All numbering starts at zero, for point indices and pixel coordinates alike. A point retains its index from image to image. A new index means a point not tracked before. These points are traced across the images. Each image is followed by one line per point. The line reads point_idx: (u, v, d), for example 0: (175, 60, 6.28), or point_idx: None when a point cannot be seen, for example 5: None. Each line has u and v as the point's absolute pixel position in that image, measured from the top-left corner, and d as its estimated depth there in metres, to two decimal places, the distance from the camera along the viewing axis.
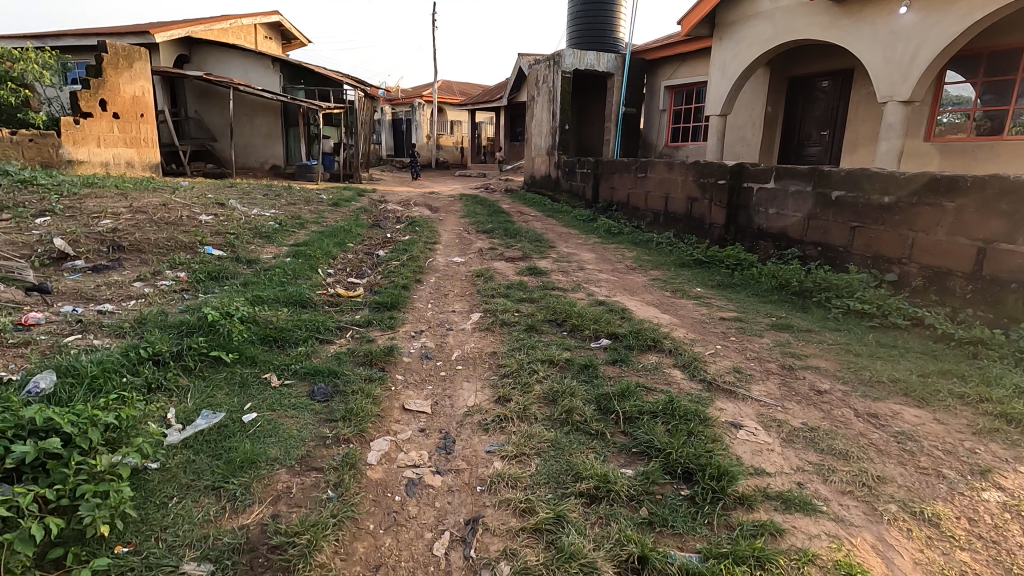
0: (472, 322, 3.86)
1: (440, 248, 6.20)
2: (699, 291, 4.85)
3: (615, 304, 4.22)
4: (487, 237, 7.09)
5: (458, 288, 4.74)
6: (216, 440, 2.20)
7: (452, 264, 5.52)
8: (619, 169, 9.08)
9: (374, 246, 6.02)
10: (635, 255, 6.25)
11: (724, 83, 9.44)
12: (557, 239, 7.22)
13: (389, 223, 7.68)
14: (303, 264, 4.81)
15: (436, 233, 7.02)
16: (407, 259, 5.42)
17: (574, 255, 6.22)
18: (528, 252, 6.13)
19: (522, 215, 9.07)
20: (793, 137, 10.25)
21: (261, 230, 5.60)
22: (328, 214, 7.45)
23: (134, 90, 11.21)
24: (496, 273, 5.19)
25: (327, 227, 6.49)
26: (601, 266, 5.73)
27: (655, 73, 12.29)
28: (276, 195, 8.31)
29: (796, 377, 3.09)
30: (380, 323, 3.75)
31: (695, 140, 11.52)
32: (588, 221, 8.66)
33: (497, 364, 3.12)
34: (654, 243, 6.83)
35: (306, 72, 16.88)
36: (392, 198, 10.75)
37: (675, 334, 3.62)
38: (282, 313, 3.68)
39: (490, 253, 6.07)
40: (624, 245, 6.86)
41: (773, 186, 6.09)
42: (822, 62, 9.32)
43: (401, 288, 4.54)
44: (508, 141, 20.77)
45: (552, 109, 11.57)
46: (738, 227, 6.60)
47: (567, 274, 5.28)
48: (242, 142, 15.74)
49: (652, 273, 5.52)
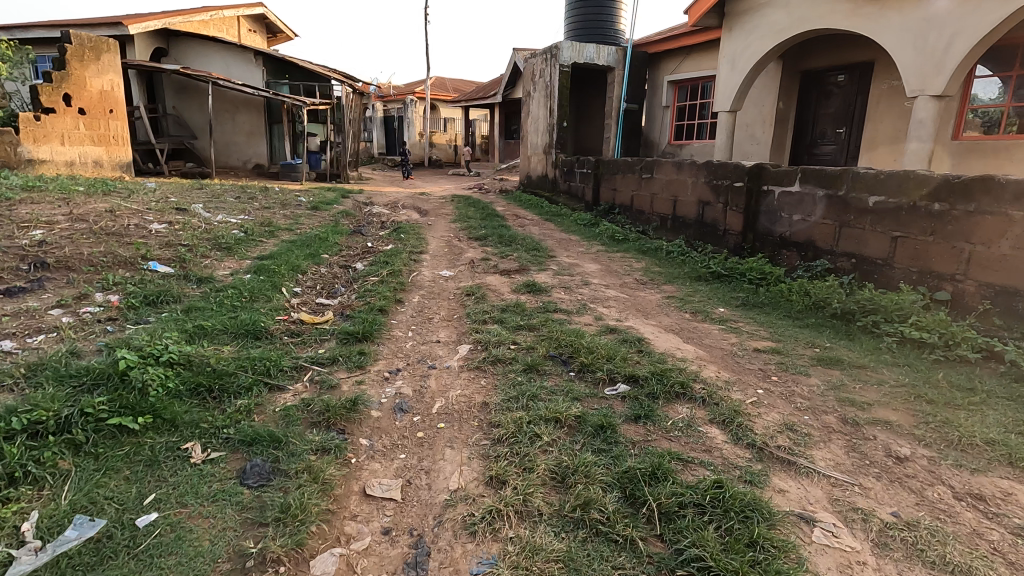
0: (459, 358, 3.21)
1: (427, 259, 5.55)
2: (722, 312, 4.22)
3: (629, 332, 3.58)
4: (480, 245, 6.44)
5: (446, 310, 4.09)
6: (86, 568, 1.55)
7: (440, 279, 4.87)
8: (622, 170, 8.43)
9: (352, 257, 5.37)
10: (643, 266, 5.62)
11: (735, 77, 8.80)
12: (557, 247, 6.58)
13: (372, 229, 7.01)
14: (265, 282, 4.15)
15: (423, 241, 6.36)
16: (388, 273, 4.77)
17: (576, 266, 5.58)
18: (525, 264, 5.48)
19: (518, 220, 8.42)
20: (804, 135, 9.66)
21: (222, 240, 4.93)
22: (303, 219, 6.77)
23: (102, 84, 10.47)
24: (489, 290, 4.53)
25: (301, 235, 5.83)
26: (608, 280, 5.10)
27: (657, 68, 11.65)
28: (250, 198, 7.63)
29: (866, 438, 2.46)
30: (347, 361, 3.08)
31: (700, 137, 10.90)
32: (589, 225, 8.01)
33: (489, 421, 2.48)
34: (664, 251, 6.20)
35: (291, 67, 16.11)
36: (378, 200, 10.07)
37: (705, 375, 2.99)
38: (226, 351, 3.01)
39: (482, 265, 5.42)
40: (630, 254, 6.22)
41: (798, 190, 5.47)
42: (838, 55, 8.73)
43: (378, 312, 3.89)
44: (504, 139, 20.08)
45: (549, 105, 10.90)
46: (758, 234, 5.98)
47: (570, 291, 4.63)
48: (223, 140, 14.98)
49: (666, 288, 4.89)
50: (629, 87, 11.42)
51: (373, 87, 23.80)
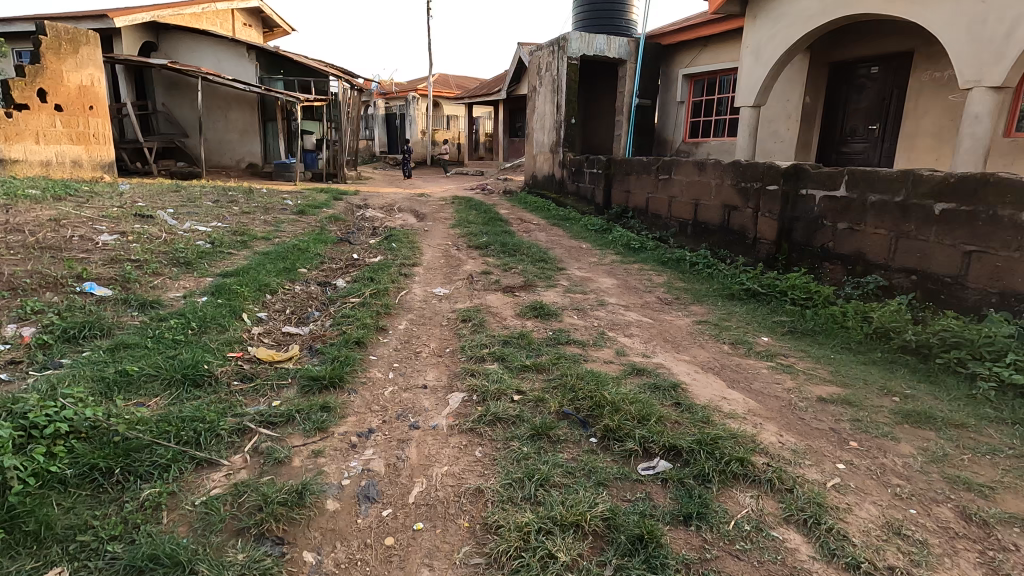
0: (449, 414, 2.53)
1: (420, 273, 4.89)
2: (767, 343, 3.53)
3: (662, 376, 2.90)
4: (480, 255, 5.77)
5: (437, 340, 3.41)
6: None
7: (433, 299, 4.19)
8: (637, 170, 7.73)
9: (334, 272, 4.70)
10: (665, 282, 4.95)
11: (760, 68, 8.08)
12: (567, 257, 5.91)
13: (362, 236, 6.34)
14: (221, 307, 3.48)
15: (418, 251, 5.69)
16: (373, 292, 4.10)
17: (589, 281, 4.91)
18: (531, 280, 4.80)
19: (522, 225, 7.74)
20: (834, 132, 8.93)
21: (181, 253, 4.28)
22: (285, 226, 6.12)
23: (80, 78, 9.83)
24: (490, 314, 3.86)
25: (278, 245, 5.17)
26: (627, 299, 4.42)
27: (671, 61, 10.93)
28: (230, 201, 6.98)
29: (1007, 551, 1.77)
30: (305, 421, 2.41)
31: (718, 135, 10.21)
32: (601, 231, 7.32)
33: (485, 524, 1.81)
34: (687, 262, 5.51)
35: (286, 62, 15.45)
36: (374, 202, 9.43)
37: (765, 443, 2.30)
38: (149, 410, 2.35)
39: (482, 281, 4.75)
40: (649, 266, 5.54)
41: (843, 195, 4.78)
42: (873, 45, 8.02)
43: (354, 346, 3.21)
44: (508, 137, 19.33)
45: (556, 100, 10.22)
46: (795, 244, 5.28)
47: (585, 315, 3.95)
48: (215, 138, 14.35)
49: (695, 310, 4.21)
50: (642, 82, 10.71)
51: (374, 83, 23.09)
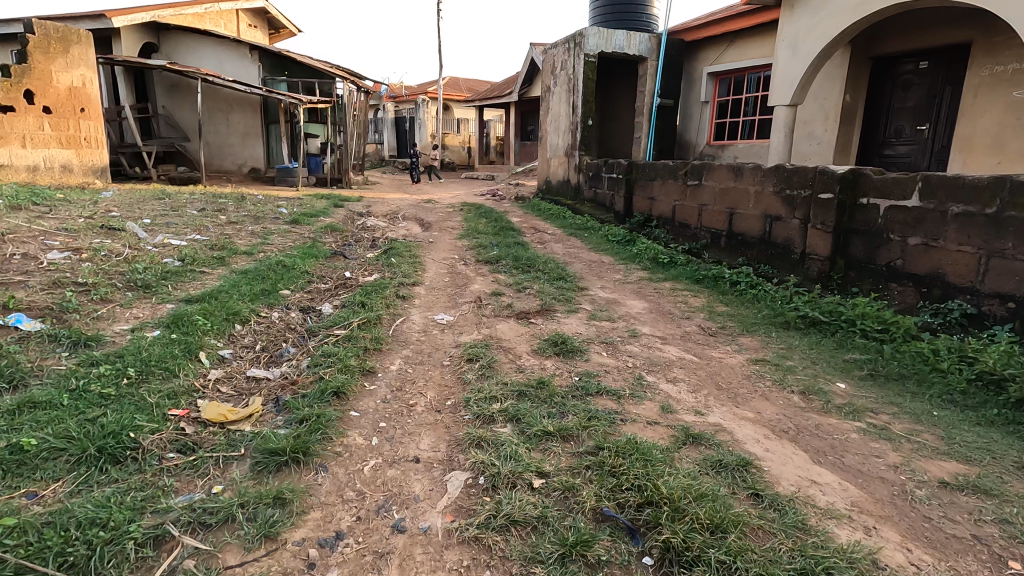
0: (448, 507, 1.89)
1: (421, 295, 4.25)
2: (846, 392, 2.84)
3: (725, 449, 2.22)
4: (490, 272, 5.12)
5: (435, 389, 2.76)
6: None
7: (435, 330, 3.55)
8: (663, 176, 7.04)
9: (322, 295, 4.07)
10: (704, 306, 4.27)
11: (797, 62, 7.36)
12: (588, 274, 5.25)
13: (359, 248, 5.72)
14: (173, 344, 2.85)
15: (420, 267, 5.05)
16: (363, 321, 3.46)
17: (615, 304, 4.24)
18: (549, 303, 4.14)
19: (536, 235, 7.09)
20: (876, 133, 8.19)
21: (141, 273, 3.67)
22: (274, 238, 5.52)
23: (71, 79, 9.34)
24: (501, 351, 3.20)
25: (261, 262, 4.56)
26: (663, 329, 3.74)
27: (695, 59, 10.25)
28: (218, 210, 6.42)
29: None
30: (250, 523, 1.76)
31: (746, 137, 9.51)
32: (624, 242, 6.65)
33: None
34: (727, 281, 4.82)
35: (291, 63, 14.95)
36: (377, 209, 8.84)
37: (893, 568, 1.62)
38: (32, 512, 1.71)
39: (492, 305, 4.09)
40: (683, 285, 4.86)
41: (915, 206, 4.08)
42: (922, 37, 7.30)
43: (331, 399, 2.56)
44: (519, 141, 18.70)
45: (573, 101, 9.57)
46: (854, 262, 4.58)
47: (616, 351, 3.27)
48: (217, 142, 13.90)
49: (746, 344, 3.53)
50: (664, 80, 10.03)
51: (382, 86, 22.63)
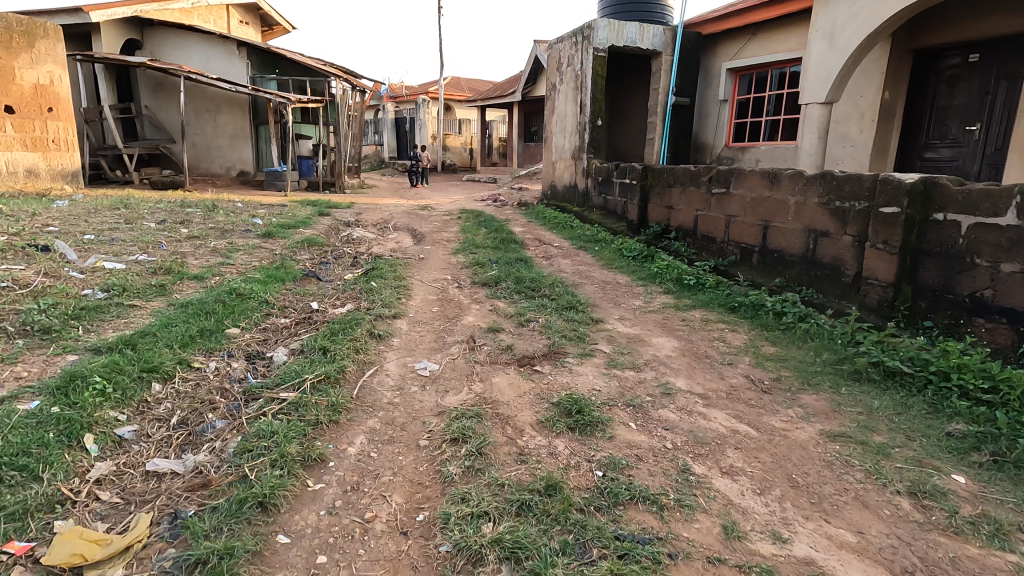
0: None
1: (402, 333, 3.49)
2: (970, 493, 2.06)
3: None
4: (488, 298, 4.36)
5: (403, 492, 1.99)
6: None
7: (415, 387, 2.78)
8: (684, 182, 6.26)
9: (279, 335, 3.30)
10: (747, 347, 3.51)
11: (833, 55, 6.56)
12: (602, 299, 4.48)
13: (337, 268, 4.97)
14: (45, 425, 2.08)
15: (405, 292, 4.29)
16: (322, 377, 2.69)
17: (639, 345, 3.47)
18: (559, 344, 3.38)
19: (541, 250, 6.32)
20: (917, 135, 7.38)
21: (42, 312, 2.90)
22: (237, 257, 4.78)
23: (36, 77, 8.62)
24: (497, 422, 2.42)
25: (212, 288, 3.80)
26: (703, 383, 2.97)
27: (713, 53, 9.46)
28: (181, 222, 5.69)
29: None
30: None
31: (770, 138, 8.74)
32: (641, 258, 5.87)
33: None
34: (769, 311, 4.04)
35: (282, 61, 14.23)
36: (367, 218, 8.09)
37: None
38: None
39: (488, 346, 3.32)
40: (716, 317, 4.08)
41: (1011, 223, 3.30)
42: (974, 27, 6.51)
43: (252, 516, 1.80)
44: (523, 142, 17.91)
45: (581, 99, 8.81)
46: (924, 290, 3.79)
47: (648, 422, 2.50)
48: (204, 144, 13.17)
49: (812, 405, 2.75)
50: (679, 77, 9.25)
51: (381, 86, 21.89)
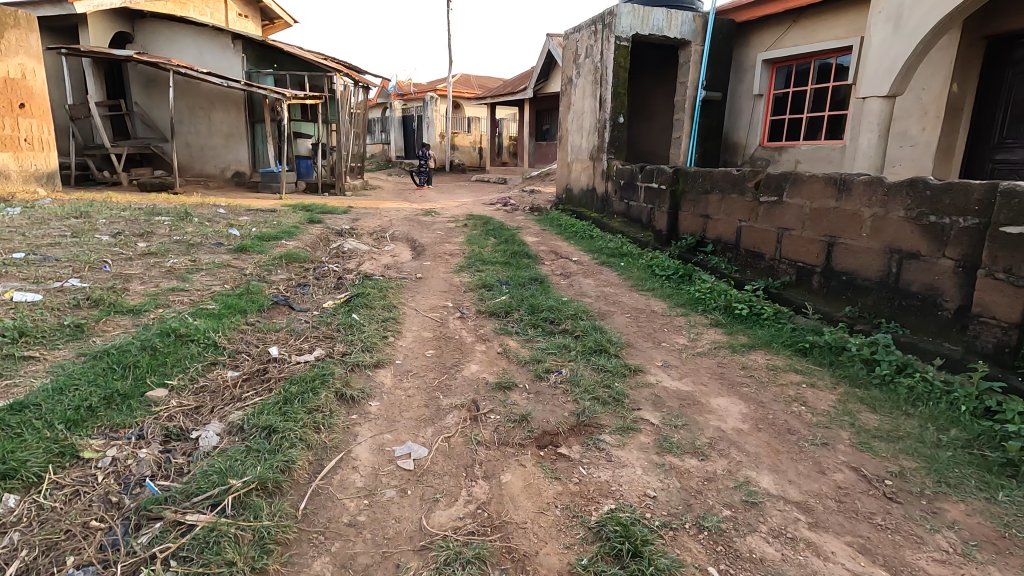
0: None
1: (384, 393, 2.66)
2: None
3: None
4: (497, 335, 3.54)
5: None
6: None
7: (390, 492, 1.96)
8: (724, 189, 5.39)
9: (217, 399, 2.48)
10: (839, 415, 2.64)
11: (899, 43, 5.65)
12: (637, 336, 3.64)
13: (317, 293, 4.17)
14: None
15: (393, 329, 3.47)
16: (255, 484, 1.85)
17: (694, 414, 2.62)
18: (591, 413, 2.53)
19: (558, 266, 5.49)
20: (989, 134, 6.42)
21: None
22: (197, 279, 4.00)
23: (6, 69, 7.88)
24: (510, 572, 1.62)
25: (145, 326, 2.99)
26: (798, 483, 2.11)
27: (746, 43, 8.54)
28: (141, 234, 4.93)
29: None
30: None
31: (813, 137, 7.82)
32: (676, 277, 5.00)
33: None
34: (855, 358, 3.16)
35: (280, 55, 13.48)
36: (363, 226, 7.30)
37: None
38: None
39: (496, 416, 2.49)
40: (786, 366, 3.21)
41: None
42: None
43: None
44: (535, 141, 17.06)
45: (601, 94, 7.95)
46: None
47: (737, 568, 1.66)
48: (197, 143, 12.44)
49: (971, 528, 1.89)
50: (709, 69, 8.35)
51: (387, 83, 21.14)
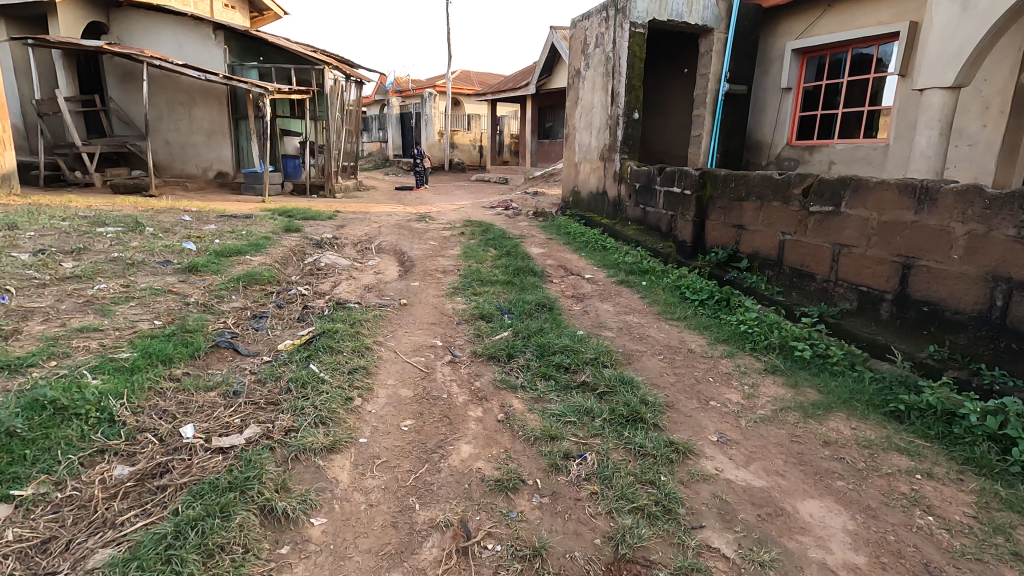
0: None
1: (336, 500, 1.86)
2: None
3: None
4: (496, 391, 2.73)
5: None
6: None
7: None
8: (764, 195, 4.58)
9: (82, 526, 1.66)
10: (988, 535, 1.84)
11: (969, 23, 4.81)
12: (675, 390, 2.84)
13: (274, 327, 3.37)
14: None
15: (361, 384, 2.67)
16: None
17: (781, 533, 1.82)
18: (632, 537, 1.74)
19: (568, 285, 4.70)
20: None
21: None
22: (123, 312, 3.21)
23: None
24: None
25: (14, 393, 2.19)
26: None
27: (774, 30, 7.70)
28: (72, 250, 4.14)
29: None
30: None
31: (850, 135, 6.99)
32: (709, 301, 4.20)
33: None
34: (976, 431, 2.36)
35: (266, 47, 12.65)
36: (347, 234, 6.51)
37: None
38: None
39: (495, 546, 1.70)
40: (882, 439, 2.41)
41: None
42: None
43: None
44: (537, 140, 16.25)
45: (613, 86, 7.13)
46: None
47: None
48: (178, 141, 11.63)
49: None
50: (732, 59, 7.52)
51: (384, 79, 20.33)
